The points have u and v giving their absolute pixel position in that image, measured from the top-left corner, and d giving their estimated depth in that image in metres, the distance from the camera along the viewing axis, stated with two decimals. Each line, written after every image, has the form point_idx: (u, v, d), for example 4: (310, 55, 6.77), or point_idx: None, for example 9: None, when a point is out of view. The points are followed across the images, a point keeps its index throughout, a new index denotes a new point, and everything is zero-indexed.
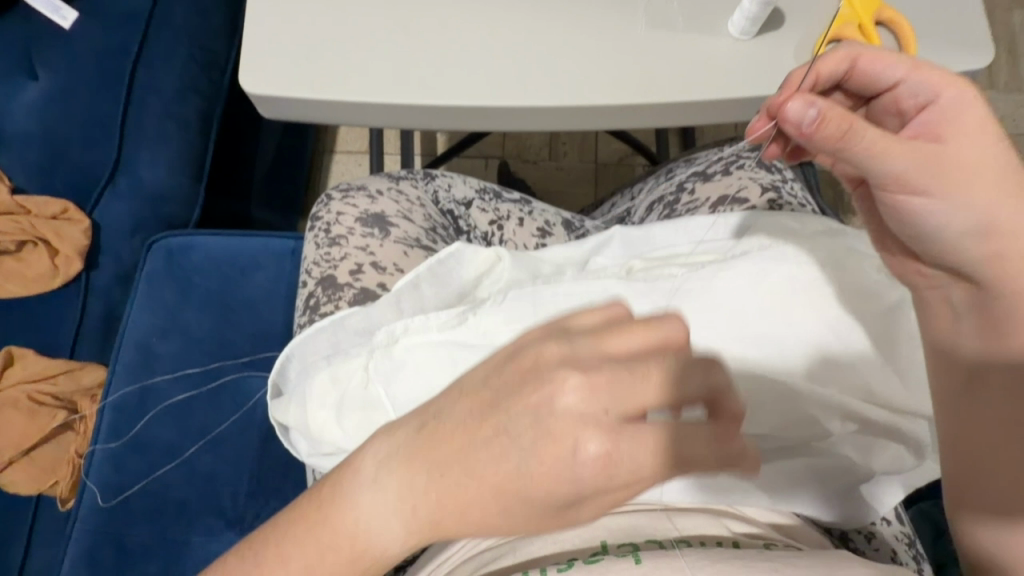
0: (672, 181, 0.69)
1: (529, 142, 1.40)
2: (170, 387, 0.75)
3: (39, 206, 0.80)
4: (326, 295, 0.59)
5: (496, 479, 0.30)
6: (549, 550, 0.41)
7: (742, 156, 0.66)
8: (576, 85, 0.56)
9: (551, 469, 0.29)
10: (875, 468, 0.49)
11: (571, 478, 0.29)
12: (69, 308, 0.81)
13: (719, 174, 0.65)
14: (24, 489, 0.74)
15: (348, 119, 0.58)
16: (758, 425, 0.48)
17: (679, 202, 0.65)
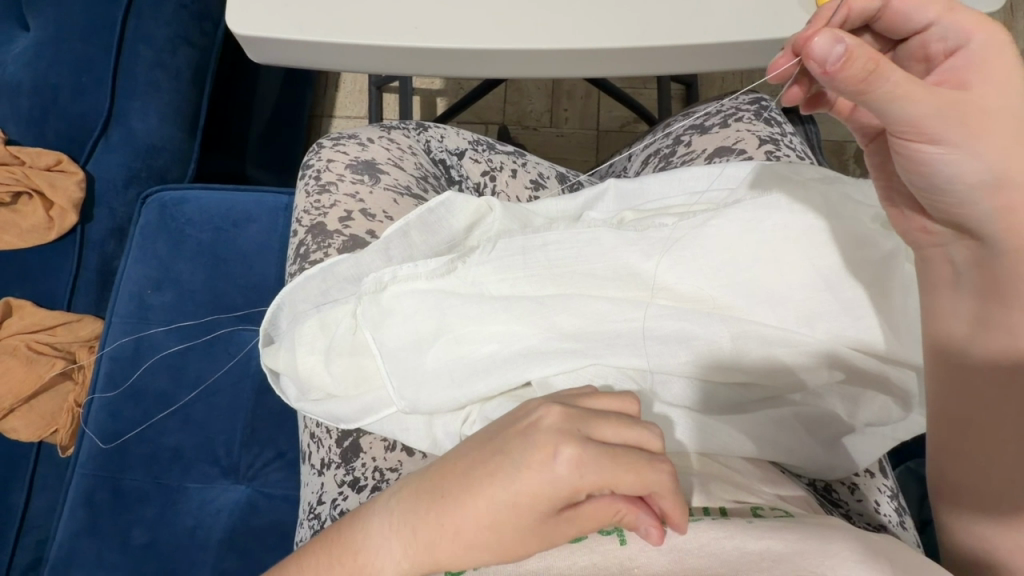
0: (669, 134, 0.67)
1: (530, 107, 1.38)
2: (164, 338, 0.76)
3: (33, 156, 0.80)
4: (315, 242, 0.59)
5: (496, 504, 0.34)
6: None
7: (740, 109, 0.65)
8: (570, 27, 0.54)
9: (533, 495, 0.33)
10: (862, 420, 0.48)
11: (547, 511, 0.33)
12: (65, 260, 0.82)
13: (717, 126, 0.64)
14: (25, 435, 0.76)
15: (338, 63, 0.58)
16: (745, 378, 0.47)
17: (675, 155, 0.64)
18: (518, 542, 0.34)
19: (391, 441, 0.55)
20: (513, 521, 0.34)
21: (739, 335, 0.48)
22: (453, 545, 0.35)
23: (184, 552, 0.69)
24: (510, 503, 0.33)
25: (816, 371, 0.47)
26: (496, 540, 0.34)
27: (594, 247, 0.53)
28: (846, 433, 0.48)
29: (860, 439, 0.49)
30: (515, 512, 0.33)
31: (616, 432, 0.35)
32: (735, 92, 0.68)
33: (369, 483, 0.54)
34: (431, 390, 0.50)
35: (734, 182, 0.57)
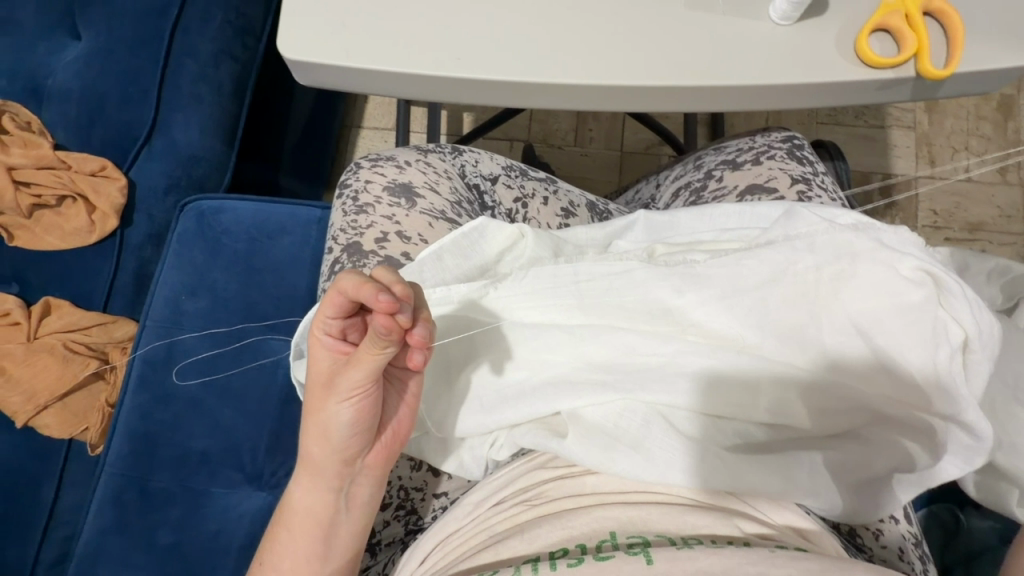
0: (699, 168, 0.68)
1: (556, 126, 1.40)
2: (196, 344, 0.78)
3: (79, 161, 0.83)
4: (351, 261, 0.60)
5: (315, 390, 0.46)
6: (559, 532, 0.44)
7: (773, 146, 0.66)
8: (611, 65, 0.55)
9: (317, 371, 0.46)
10: (892, 464, 0.48)
11: (322, 363, 0.45)
12: (103, 262, 0.84)
13: (749, 163, 0.64)
14: (56, 431, 0.78)
15: (381, 89, 0.58)
16: (778, 415, 0.48)
17: (706, 190, 0.65)
18: (332, 398, 0.45)
19: (417, 461, 0.56)
20: (321, 383, 0.46)
21: (770, 373, 0.49)
22: (312, 435, 0.48)
23: (208, 555, 0.72)
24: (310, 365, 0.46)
25: (847, 409, 0.48)
26: (327, 405, 0.46)
27: (626, 280, 0.53)
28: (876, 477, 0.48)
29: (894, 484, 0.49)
30: (315, 371, 0.46)
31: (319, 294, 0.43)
32: (766, 129, 0.69)
33: (394, 502, 0.56)
34: (461, 415, 0.53)
35: (763, 221, 0.58)
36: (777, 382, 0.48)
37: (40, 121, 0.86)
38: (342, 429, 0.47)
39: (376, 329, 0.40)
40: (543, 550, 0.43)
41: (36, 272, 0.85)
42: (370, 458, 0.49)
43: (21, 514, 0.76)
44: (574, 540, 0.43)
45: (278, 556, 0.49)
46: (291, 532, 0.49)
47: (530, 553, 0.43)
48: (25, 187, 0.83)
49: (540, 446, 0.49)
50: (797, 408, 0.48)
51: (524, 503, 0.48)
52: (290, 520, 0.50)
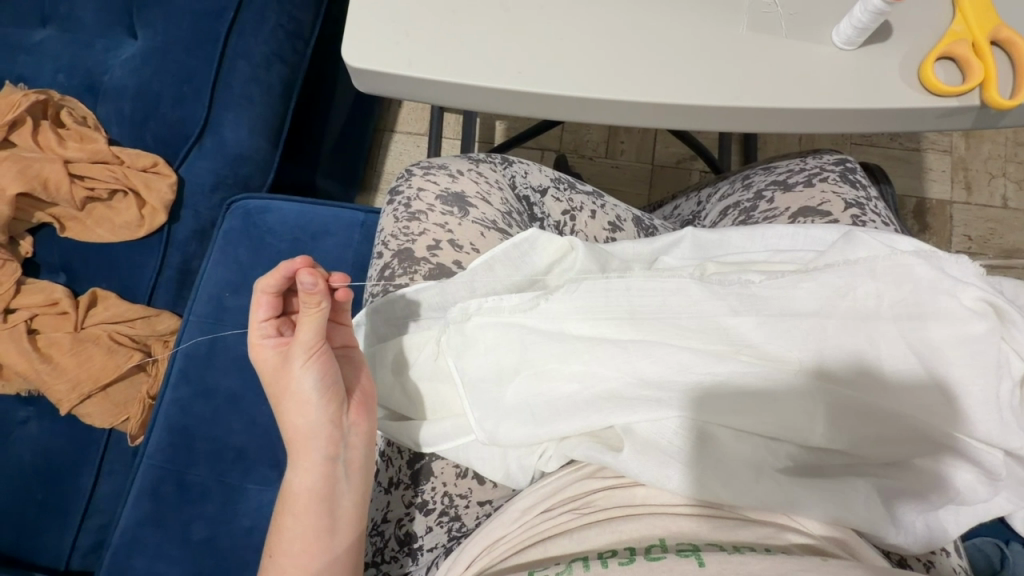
0: (749, 187, 0.68)
1: (587, 137, 1.40)
2: (238, 340, 0.79)
3: (131, 157, 0.85)
4: (402, 267, 0.61)
5: (273, 377, 0.52)
6: (610, 537, 0.45)
7: (825, 169, 0.66)
8: (673, 83, 0.55)
9: (265, 363, 0.52)
10: (943, 489, 0.48)
11: (273, 352, 0.52)
12: (150, 257, 0.87)
13: (800, 185, 0.64)
14: (98, 421, 0.79)
15: (442, 100, 0.58)
16: (830, 432, 0.48)
17: (756, 210, 0.65)
18: (291, 369, 0.50)
19: (463, 468, 0.57)
20: (271, 365, 0.52)
21: (825, 391, 0.48)
22: (288, 415, 0.51)
23: (240, 551, 0.72)
24: (262, 363, 0.52)
25: (904, 428, 0.47)
26: (290, 382, 0.51)
27: (680, 297, 0.54)
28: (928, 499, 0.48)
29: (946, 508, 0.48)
30: (270, 361, 0.52)
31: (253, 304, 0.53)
32: (817, 151, 0.69)
33: (438, 508, 0.57)
34: (510, 426, 0.52)
35: (817, 244, 0.58)
36: (832, 401, 0.48)
37: (95, 116, 0.88)
38: (313, 396, 0.50)
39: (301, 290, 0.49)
40: (592, 550, 0.45)
41: (85, 262, 0.87)
42: (350, 419, 0.52)
43: (60, 500, 0.78)
44: (625, 543, 0.45)
45: (287, 547, 0.48)
46: (297, 517, 0.49)
47: (578, 552, 0.45)
48: (79, 180, 0.85)
49: (594, 459, 0.49)
50: (851, 427, 0.48)
51: (574, 509, 0.49)
52: (292, 506, 0.49)
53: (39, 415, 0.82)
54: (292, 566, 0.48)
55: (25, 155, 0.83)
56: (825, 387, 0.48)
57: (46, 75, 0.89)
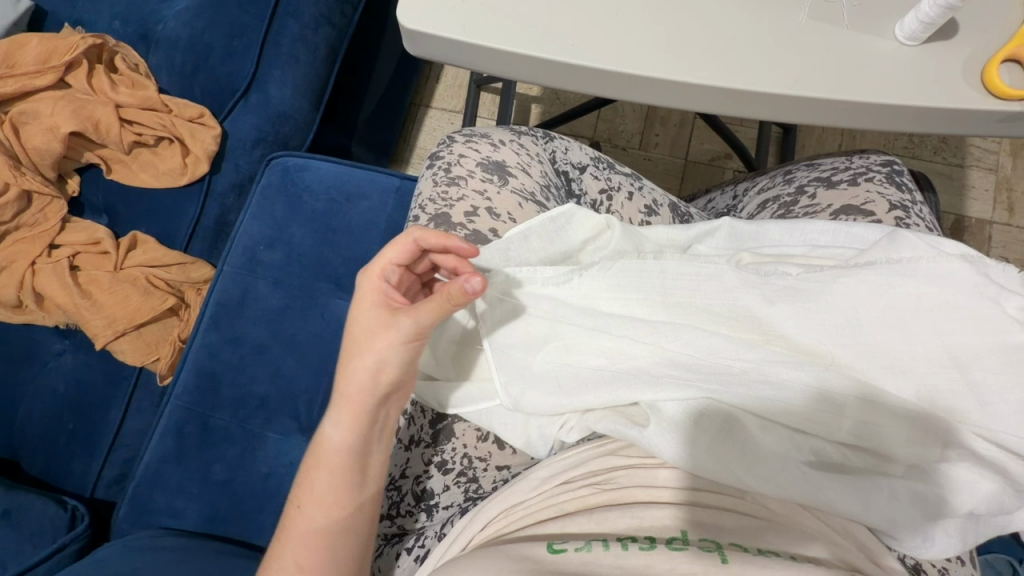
0: (790, 181, 0.67)
1: (622, 127, 1.39)
2: (269, 293, 0.81)
3: (180, 107, 0.87)
4: (437, 231, 0.61)
5: (361, 327, 0.50)
6: (630, 522, 0.45)
7: (871, 168, 0.64)
8: (727, 67, 0.54)
9: (369, 304, 0.50)
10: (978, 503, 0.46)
11: (378, 308, 0.50)
12: (189, 205, 0.89)
13: (845, 183, 0.63)
14: (130, 358, 0.82)
15: (490, 68, 0.58)
16: (863, 436, 0.47)
17: (796, 205, 0.64)
18: (381, 337, 0.48)
19: (484, 432, 0.59)
20: (369, 317, 0.50)
21: (861, 393, 0.47)
22: (355, 375, 0.49)
23: (256, 495, 0.74)
24: (363, 309, 0.50)
25: (933, 436, 0.46)
26: (375, 350, 0.48)
27: (713, 282, 0.54)
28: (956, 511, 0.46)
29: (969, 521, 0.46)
30: (368, 315, 0.50)
31: (389, 243, 0.52)
32: (864, 151, 0.68)
33: (456, 468, 0.58)
34: (536, 394, 0.53)
35: (858, 242, 0.57)
36: (870, 401, 0.47)
37: (146, 65, 0.90)
38: (392, 371, 0.49)
39: (455, 284, 0.45)
40: (612, 534, 0.44)
41: (127, 206, 0.90)
42: (400, 392, 0.51)
43: (89, 430, 0.81)
44: (645, 532, 0.44)
45: (318, 496, 0.48)
46: (328, 472, 0.49)
47: (597, 533, 0.45)
48: (128, 125, 0.87)
49: (619, 433, 0.50)
50: (887, 430, 0.46)
51: (592, 486, 0.49)
52: (325, 461, 0.49)
53: (74, 349, 0.85)
54: (321, 517, 0.48)
55: (79, 96, 0.86)
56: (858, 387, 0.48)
57: (102, 21, 0.91)
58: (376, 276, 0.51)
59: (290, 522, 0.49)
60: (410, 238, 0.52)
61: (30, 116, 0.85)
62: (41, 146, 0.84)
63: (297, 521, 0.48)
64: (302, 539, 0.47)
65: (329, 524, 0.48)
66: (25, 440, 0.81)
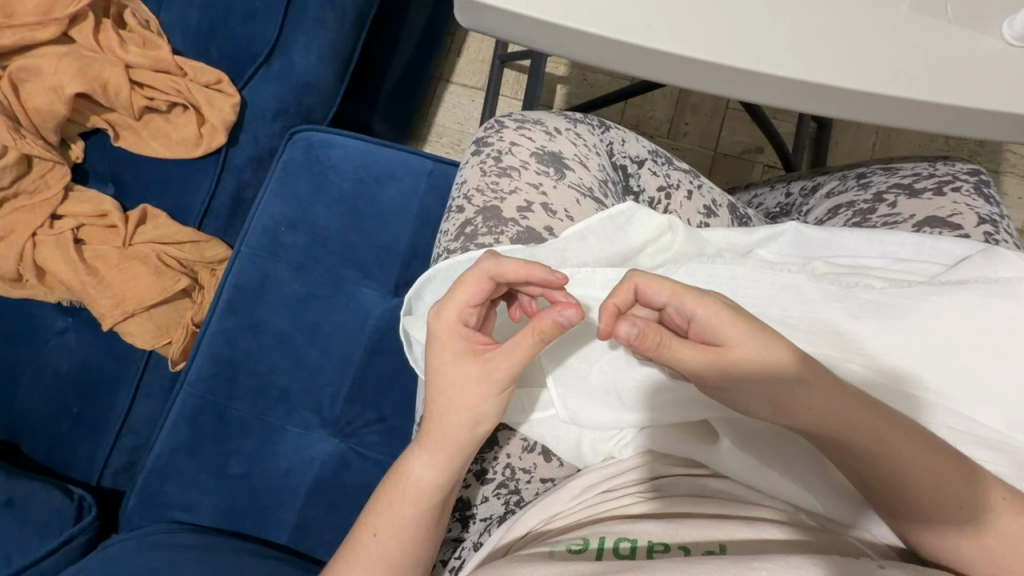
0: (866, 187, 0.63)
1: (651, 113, 1.33)
2: (291, 278, 0.76)
3: (196, 70, 0.81)
4: (486, 226, 0.56)
5: (442, 376, 0.45)
6: (667, 529, 0.42)
7: (958, 177, 0.61)
8: (820, 60, 0.49)
9: (450, 350, 0.45)
10: (955, 506, 0.40)
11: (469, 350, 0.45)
12: (203, 178, 0.84)
13: (929, 192, 0.60)
14: (139, 341, 0.78)
15: (551, 49, 0.51)
16: (830, 427, 0.41)
17: (874, 213, 0.60)
18: (476, 391, 0.44)
19: (530, 442, 0.53)
20: (452, 367, 0.45)
21: (826, 376, 0.41)
22: (448, 427, 0.45)
23: (276, 491, 0.71)
24: (445, 358, 0.45)
25: (904, 425, 0.41)
26: (470, 400, 0.44)
27: (792, 294, 0.49)
28: (940, 513, 0.40)
29: (957, 528, 0.40)
30: (455, 364, 0.45)
31: (462, 283, 0.45)
32: (947, 158, 0.64)
33: (497, 479, 0.53)
34: (596, 407, 0.49)
35: (944, 257, 0.53)
36: (836, 386, 0.41)
37: (158, 22, 0.83)
38: (489, 423, 0.46)
39: (548, 318, 0.42)
40: (644, 536, 0.42)
41: (138, 177, 0.84)
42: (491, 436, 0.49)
43: (95, 414, 0.77)
44: (679, 539, 0.41)
45: (394, 530, 0.46)
46: (412, 508, 0.46)
47: (627, 532, 0.42)
48: (139, 88, 0.81)
49: (682, 451, 0.48)
50: (854, 417, 0.41)
51: (639, 495, 0.47)
52: (409, 496, 0.46)
53: (78, 327, 0.80)
54: (395, 548, 0.46)
55: (85, 53, 0.79)
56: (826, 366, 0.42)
57: None
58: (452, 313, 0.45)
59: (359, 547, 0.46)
60: (486, 276, 0.45)
61: (30, 73, 0.78)
62: (43, 107, 0.77)
63: (366, 546, 0.46)
64: (371, 567, 0.45)
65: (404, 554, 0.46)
66: (25, 423, 0.76)
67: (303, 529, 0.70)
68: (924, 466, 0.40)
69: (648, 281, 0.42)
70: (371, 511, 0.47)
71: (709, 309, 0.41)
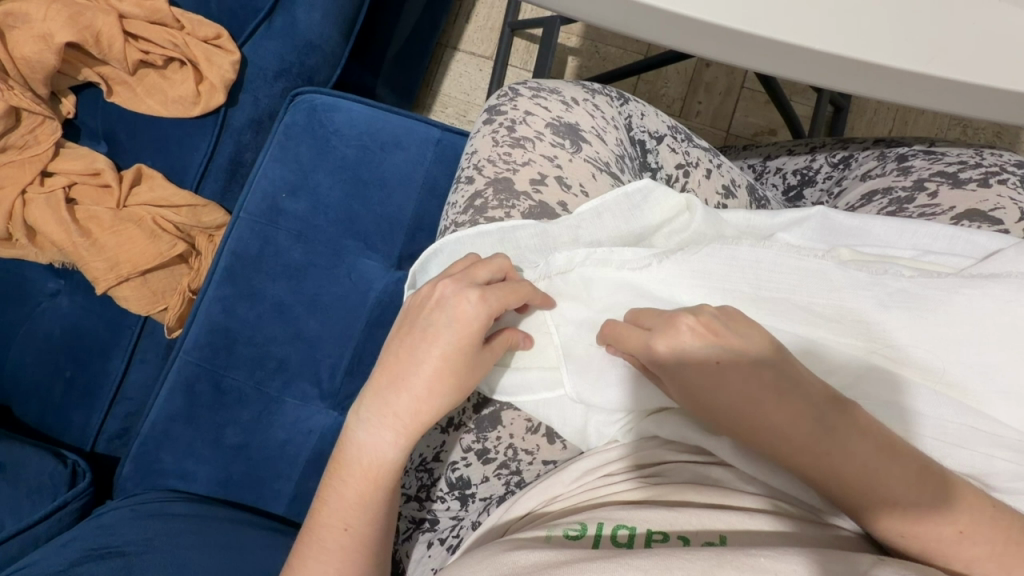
0: (906, 173, 0.61)
1: (663, 91, 1.28)
2: (291, 246, 0.73)
3: (194, 24, 0.77)
4: (497, 198, 0.54)
5: (438, 361, 0.44)
6: (662, 517, 0.39)
7: (1005, 168, 0.58)
8: (875, 31, 0.42)
9: (459, 335, 0.45)
10: (912, 507, 0.36)
11: (436, 322, 0.45)
12: (200, 139, 0.80)
13: (974, 183, 0.57)
14: (134, 306, 0.76)
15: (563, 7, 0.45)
16: (745, 417, 0.40)
17: (911, 203, 0.58)
18: (459, 382, 0.45)
19: (533, 423, 0.52)
20: (446, 355, 0.44)
21: (746, 365, 0.41)
22: (409, 402, 0.44)
23: (272, 462, 0.70)
24: (441, 340, 0.45)
25: (859, 429, 0.39)
26: (445, 388, 0.45)
27: (818, 280, 0.48)
28: (909, 514, 0.36)
29: (918, 529, 0.36)
30: (452, 354, 0.45)
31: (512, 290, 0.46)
32: (994, 147, 0.61)
33: (498, 459, 0.51)
34: (605, 389, 0.48)
35: (976, 251, 0.51)
36: (757, 375, 0.41)
37: None
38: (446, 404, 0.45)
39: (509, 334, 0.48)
40: (643, 523, 0.39)
41: (132, 136, 0.81)
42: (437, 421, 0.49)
43: (89, 380, 0.75)
44: (678, 529, 0.38)
45: (350, 501, 0.45)
46: (370, 481, 0.45)
47: (625, 518, 0.40)
48: (133, 40, 0.77)
49: (689, 437, 0.45)
50: (782, 413, 0.39)
51: (638, 481, 0.44)
52: (366, 468, 0.45)
53: (70, 290, 0.78)
54: (363, 523, 0.45)
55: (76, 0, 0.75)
56: (770, 359, 0.41)
57: None
58: (431, 285, 0.47)
59: (324, 527, 0.45)
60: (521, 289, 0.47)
61: (17, 19, 0.74)
62: (32, 57, 0.74)
63: (333, 524, 0.45)
64: (335, 541, 0.44)
65: (360, 526, 0.45)
66: (17, 386, 0.75)
67: (300, 501, 0.69)
68: (868, 467, 0.37)
69: (614, 336, 0.46)
70: (330, 486, 0.45)
71: (677, 339, 0.43)
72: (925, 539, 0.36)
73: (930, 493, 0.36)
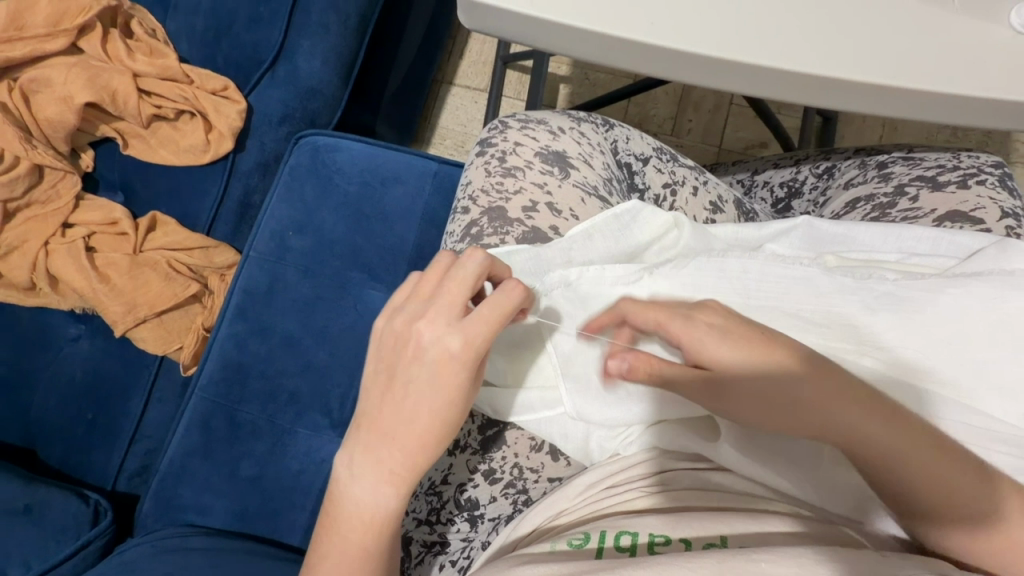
0: (887, 179, 0.63)
1: (654, 111, 1.32)
2: (299, 281, 0.76)
3: (204, 79, 0.82)
4: (492, 226, 0.56)
5: (421, 402, 0.41)
6: (665, 523, 0.40)
7: (983, 170, 0.60)
8: None
9: (440, 370, 0.41)
10: (970, 515, 0.37)
11: (413, 362, 0.41)
12: (211, 184, 0.85)
13: (953, 185, 0.59)
14: (151, 347, 0.79)
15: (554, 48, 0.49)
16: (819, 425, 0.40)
17: (894, 207, 0.60)
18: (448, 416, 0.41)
19: (537, 442, 0.54)
20: (429, 393, 0.41)
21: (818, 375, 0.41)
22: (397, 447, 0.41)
23: (287, 493, 0.71)
24: (420, 379, 0.41)
25: (927, 438, 0.39)
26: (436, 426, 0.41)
27: (805, 287, 0.50)
28: (964, 522, 0.37)
29: (973, 538, 0.37)
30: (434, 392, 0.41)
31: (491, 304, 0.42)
32: (971, 150, 0.63)
33: (505, 479, 0.53)
34: (605, 406, 0.49)
35: (960, 251, 0.52)
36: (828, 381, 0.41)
37: (164, 31, 0.85)
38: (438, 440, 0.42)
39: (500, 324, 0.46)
40: (645, 530, 0.40)
41: (147, 185, 0.86)
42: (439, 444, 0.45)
43: (109, 420, 0.78)
44: (681, 532, 0.40)
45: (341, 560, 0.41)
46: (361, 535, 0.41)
47: (628, 525, 0.41)
48: (147, 97, 0.82)
49: (692, 447, 0.47)
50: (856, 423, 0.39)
51: (646, 489, 0.45)
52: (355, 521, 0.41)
53: (90, 334, 0.82)
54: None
55: (94, 63, 0.81)
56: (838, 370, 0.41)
57: None
58: (404, 322, 0.42)
59: None
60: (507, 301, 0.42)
61: (42, 84, 0.80)
62: (54, 118, 0.79)
63: None
64: None
65: None
66: (41, 430, 0.78)
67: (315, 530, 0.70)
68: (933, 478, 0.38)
69: (636, 310, 0.47)
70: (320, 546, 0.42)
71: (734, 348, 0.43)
72: (979, 548, 0.37)
73: (989, 501, 0.37)
